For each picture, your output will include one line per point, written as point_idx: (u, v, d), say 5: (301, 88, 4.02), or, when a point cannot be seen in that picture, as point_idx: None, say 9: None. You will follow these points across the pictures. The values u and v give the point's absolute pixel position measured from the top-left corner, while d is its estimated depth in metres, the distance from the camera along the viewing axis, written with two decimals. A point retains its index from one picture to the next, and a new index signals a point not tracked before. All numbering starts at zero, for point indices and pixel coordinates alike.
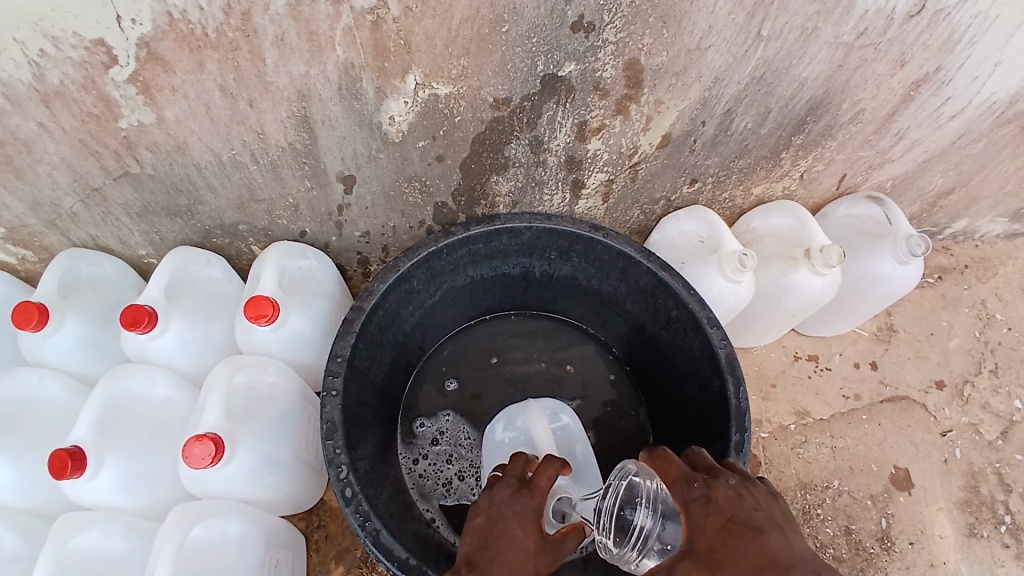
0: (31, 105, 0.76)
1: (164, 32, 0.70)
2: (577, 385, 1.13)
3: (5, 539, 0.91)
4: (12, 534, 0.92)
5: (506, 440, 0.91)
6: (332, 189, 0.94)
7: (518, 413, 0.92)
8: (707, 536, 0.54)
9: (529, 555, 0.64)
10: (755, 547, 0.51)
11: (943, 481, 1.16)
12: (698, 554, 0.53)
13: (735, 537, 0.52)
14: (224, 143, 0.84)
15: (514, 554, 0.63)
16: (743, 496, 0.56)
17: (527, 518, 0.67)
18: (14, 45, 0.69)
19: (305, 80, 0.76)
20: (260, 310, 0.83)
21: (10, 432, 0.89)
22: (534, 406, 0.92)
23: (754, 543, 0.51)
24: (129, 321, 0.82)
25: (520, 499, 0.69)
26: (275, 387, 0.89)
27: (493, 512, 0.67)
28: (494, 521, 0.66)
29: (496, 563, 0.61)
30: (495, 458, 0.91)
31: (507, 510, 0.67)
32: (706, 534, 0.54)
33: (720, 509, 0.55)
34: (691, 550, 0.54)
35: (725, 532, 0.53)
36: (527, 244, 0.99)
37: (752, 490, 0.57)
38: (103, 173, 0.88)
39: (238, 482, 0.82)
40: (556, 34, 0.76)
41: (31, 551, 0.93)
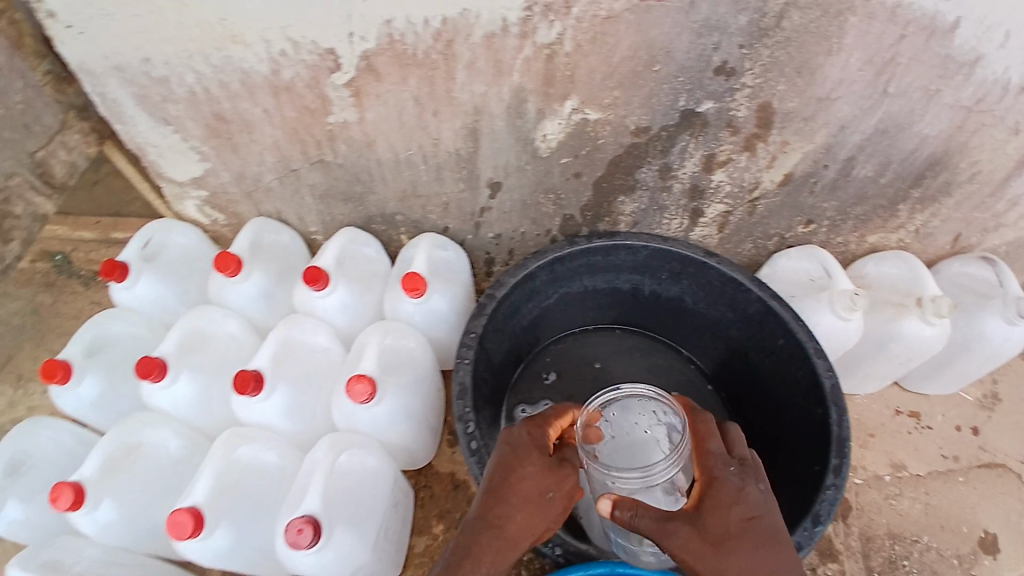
0: (262, 94, 0.96)
1: (383, 49, 0.88)
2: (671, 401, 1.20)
3: (173, 445, 1.03)
4: (178, 441, 1.04)
5: None
6: (480, 193, 1.10)
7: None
8: (724, 518, 0.63)
9: (534, 495, 0.69)
10: (765, 557, 0.60)
11: None
12: (704, 523, 0.63)
13: (749, 535, 0.62)
14: (405, 144, 1.02)
15: (521, 490, 0.70)
16: (765, 498, 0.65)
17: (536, 452, 0.73)
18: (260, 43, 0.89)
19: (484, 97, 0.93)
20: (414, 284, 0.99)
21: (197, 355, 1.05)
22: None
23: (763, 550, 0.61)
24: (310, 278, 1.02)
25: (534, 441, 0.74)
26: (414, 352, 1.03)
27: (504, 450, 0.73)
28: (504, 455, 0.73)
29: (506, 501, 0.69)
30: None
31: (517, 443, 0.73)
32: (726, 518, 0.62)
33: (744, 500, 0.64)
34: (698, 521, 0.63)
35: (743, 527, 0.62)
36: (641, 263, 1.11)
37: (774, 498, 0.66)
38: (303, 158, 1.08)
39: (379, 423, 0.97)
40: (700, 75, 0.88)
41: (190, 458, 1.05)
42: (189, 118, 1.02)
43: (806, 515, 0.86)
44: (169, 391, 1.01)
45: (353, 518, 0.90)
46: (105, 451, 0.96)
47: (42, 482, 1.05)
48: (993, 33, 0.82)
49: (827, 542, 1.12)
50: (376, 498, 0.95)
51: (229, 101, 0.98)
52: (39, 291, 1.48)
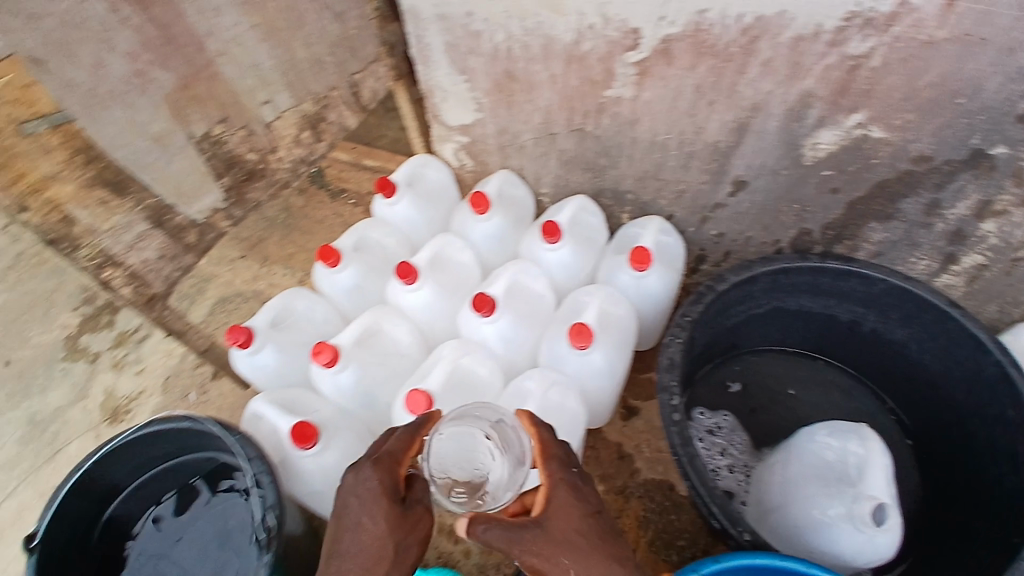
0: (556, 60, 1.08)
1: (686, 35, 0.95)
2: None
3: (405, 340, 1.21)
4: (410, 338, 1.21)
5: (832, 450, 0.98)
6: (720, 188, 1.14)
7: (849, 429, 0.98)
8: (564, 522, 0.74)
9: (385, 534, 0.76)
10: (601, 564, 0.72)
11: None
12: (547, 533, 0.73)
13: (582, 543, 0.73)
14: (667, 128, 1.09)
15: (369, 553, 0.76)
16: (580, 492, 0.77)
17: (382, 495, 0.77)
18: (575, 15, 0.99)
19: (767, 96, 0.96)
20: (641, 258, 1.11)
21: (439, 273, 1.23)
22: (869, 430, 0.97)
23: (601, 563, 0.72)
24: (547, 231, 1.19)
25: (385, 470, 0.79)
26: (624, 318, 1.14)
27: (358, 490, 0.78)
28: (342, 508, 0.78)
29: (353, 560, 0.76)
30: (811, 454, 1.00)
31: (357, 488, 0.79)
32: (565, 526, 0.74)
33: (577, 505, 0.76)
34: (540, 523, 0.74)
35: (576, 532, 0.74)
36: (872, 296, 1.08)
37: (580, 482, 0.78)
38: (565, 124, 1.18)
39: (584, 368, 1.12)
40: (1000, 118, 0.86)
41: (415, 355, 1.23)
42: (483, 70, 1.17)
43: None
44: (416, 295, 1.22)
45: None
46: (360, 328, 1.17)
47: (294, 341, 1.22)
48: None
49: None
50: (570, 436, 1.07)
51: (524, 62, 1.11)
52: None
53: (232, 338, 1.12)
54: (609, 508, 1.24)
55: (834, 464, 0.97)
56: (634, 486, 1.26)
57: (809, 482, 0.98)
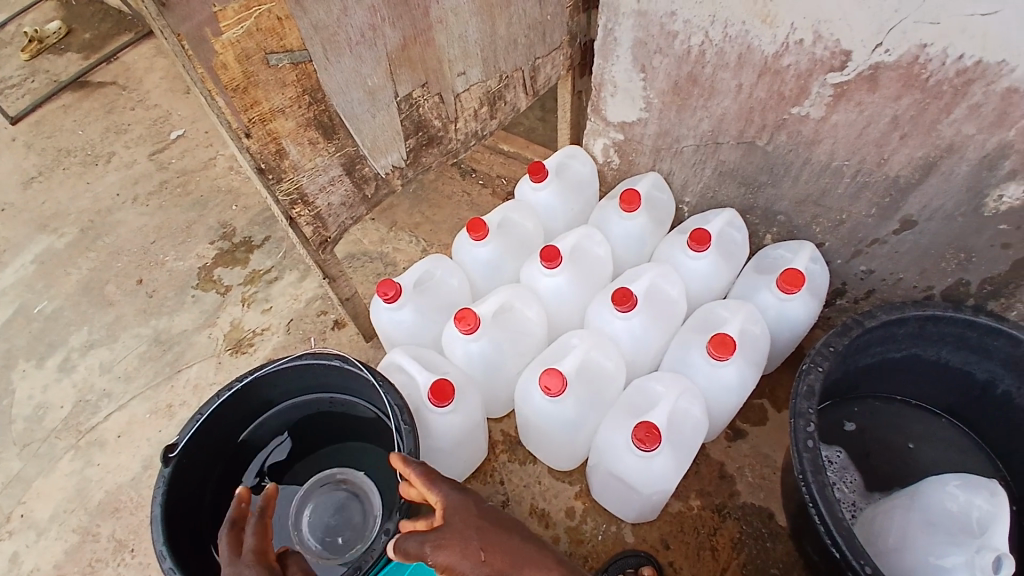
0: (748, 70, 1.09)
1: (899, 66, 0.94)
2: None
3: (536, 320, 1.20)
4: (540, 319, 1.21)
5: (953, 501, 0.95)
6: (885, 224, 1.13)
7: (979, 482, 0.95)
8: (463, 516, 0.73)
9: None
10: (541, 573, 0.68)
11: None
12: (451, 526, 0.72)
13: (516, 565, 0.69)
14: (847, 154, 1.08)
15: None
16: (468, 504, 0.75)
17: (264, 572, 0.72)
18: (785, 27, 1.00)
19: (967, 139, 0.96)
20: (791, 280, 1.10)
21: (577, 262, 1.24)
22: (999, 486, 0.94)
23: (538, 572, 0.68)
24: (695, 237, 1.18)
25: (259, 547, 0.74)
26: (762, 339, 1.11)
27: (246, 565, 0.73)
28: None
29: None
30: (928, 501, 0.98)
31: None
32: (489, 542, 0.70)
33: (484, 525, 0.72)
34: (446, 525, 0.72)
35: (505, 552, 0.70)
36: (1016, 360, 1.07)
37: (468, 497, 0.76)
38: (735, 135, 1.20)
39: (712, 380, 1.10)
40: None
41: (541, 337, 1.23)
42: (664, 70, 1.20)
43: None
44: (551, 278, 1.22)
45: (676, 448, 1.01)
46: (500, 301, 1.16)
47: (432, 303, 1.23)
48: None
49: None
50: (695, 444, 1.04)
51: (713, 68, 1.13)
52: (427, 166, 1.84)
53: (380, 290, 1.15)
54: (702, 525, 1.19)
55: (954, 515, 0.94)
56: (732, 507, 1.20)
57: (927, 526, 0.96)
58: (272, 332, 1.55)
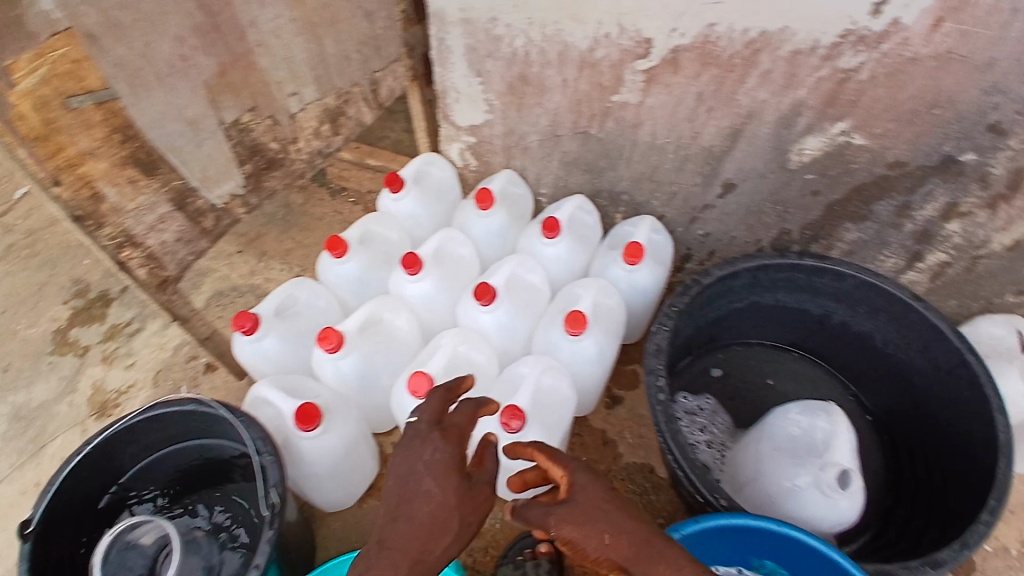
0: (569, 66, 1.14)
1: (693, 47, 1.02)
2: None
3: (406, 328, 1.21)
4: (411, 326, 1.22)
5: (800, 425, 1.04)
6: (710, 190, 1.24)
7: (817, 406, 1.04)
8: (589, 495, 0.65)
9: (453, 504, 0.66)
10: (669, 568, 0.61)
11: None
12: (578, 505, 0.64)
13: (646, 554, 0.62)
14: (667, 133, 1.18)
15: (419, 539, 0.64)
16: (608, 493, 0.65)
17: (442, 505, 0.66)
18: (593, 23, 1.06)
19: (762, 104, 1.04)
20: (633, 253, 1.20)
21: (443, 264, 1.26)
22: (835, 408, 1.04)
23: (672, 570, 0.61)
24: (546, 226, 1.25)
25: (458, 477, 0.68)
26: (617, 310, 1.20)
27: (429, 491, 0.67)
28: (404, 491, 0.67)
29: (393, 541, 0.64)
30: (779, 429, 1.06)
31: (406, 490, 0.67)
32: (621, 535, 0.62)
33: (611, 508, 0.64)
34: (569, 500, 0.64)
35: (639, 546, 0.62)
36: (842, 292, 1.22)
37: (590, 471, 0.67)
38: (571, 126, 1.26)
39: (577, 356, 1.16)
40: (973, 126, 0.96)
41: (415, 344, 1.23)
42: (497, 73, 1.23)
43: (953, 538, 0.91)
44: (416, 285, 1.23)
45: (546, 424, 1.06)
46: (365, 316, 1.17)
47: (298, 328, 1.22)
48: None
49: None
50: (565, 418, 1.11)
51: (539, 66, 1.17)
52: (294, 192, 1.80)
53: (237, 324, 1.13)
54: None
55: (802, 438, 1.03)
56: (617, 470, 1.29)
57: (780, 453, 1.03)
58: (138, 389, 1.46)
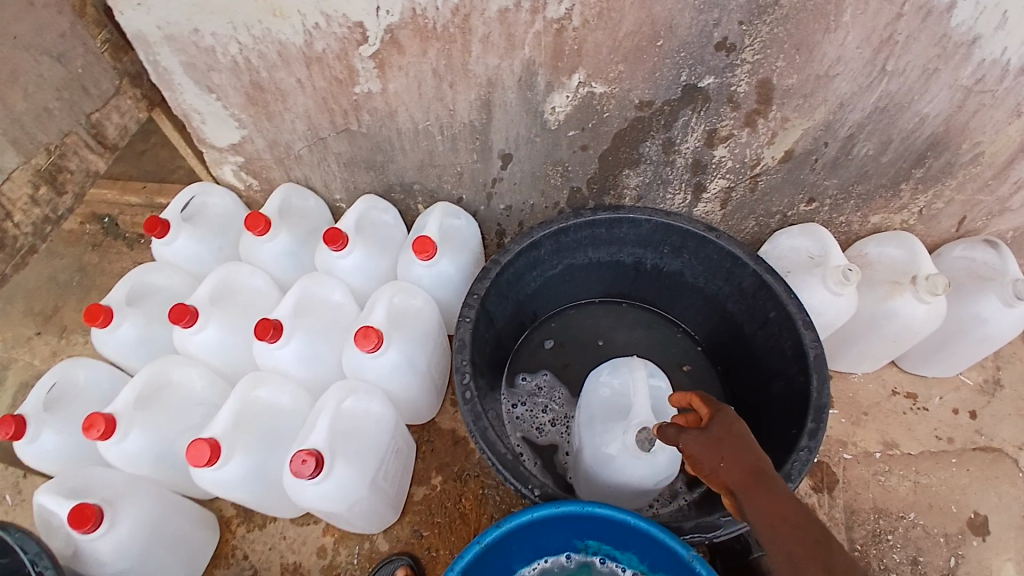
0: (296, 65, 1.04)
1: (405, 23, 0.94)
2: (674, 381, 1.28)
3: (197, 384, 1.14)
4: (202, 381, 1.14)
5: (608, 386, 1.02)
6: (491, 164, 1.18)
7: (622, 363, 1.02)
8: (724, 426, 0.72)
9: None
10: (771, 500, 0.66)
11: (1019, 535, 1.17)
12: (713, 433, 0.72)
13: (757, 482, 0.68)
14: (424, 115, 1.10)
15: None
16: (739, 432, 0.72)
17: None
18: (296, 16, 0.96)
19: (496, 70, 0.99)
20: (424, 247, 1.10)
21: (226, 305, 1.15)
22: (638, 359, 1.01)
23: (771, 497, 0.66)
24: (328, 238, 1.11)
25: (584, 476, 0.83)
26: (422, 311, 1.12)
27: None
28: None
29: None
30: (594, 396, 1.03)
31: None
32: (739, 468, 0.69)
33: (742, 449, 0.70)
34: (708, 429, 0.72)
35: (754, 479, 0.68)
36: (644, 237, 1.19)
37: (735, 425, 0.72)
38: (330, 127, 1.15)
39: (383, 370, 1.06)
40: (701, 50, 0.91)
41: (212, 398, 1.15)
42: (230, 85, 1.11)
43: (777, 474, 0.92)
44: (198, 335, 1.12)
45: (355, 457, 0.98)
46: (140, 384, 1.07)
47: (80, 414, 1.14)
48: (987, 14, 0.84)
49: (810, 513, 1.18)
50: (380, 442, 1.04)
51: (267, 70, 1.06)
52: (87, 251, 1.63)
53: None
54: (448, 497, 1.20)
55: (610, 399, 1.00)
56: (471, 467, 1.22)
57: (595, 418, 1.00)
58: None
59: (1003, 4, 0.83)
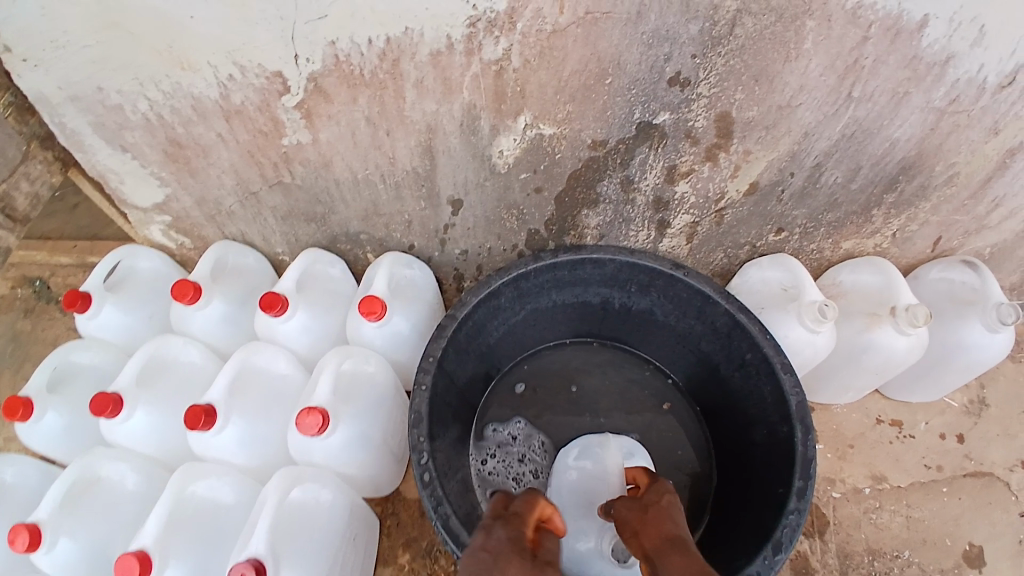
0: (214, 119, 0.94)
1: (329, 70, 0.85)
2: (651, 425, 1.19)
3: (130, 479, 1.04)
4: (135, 476, 1.05)
5: (573, 469, 0.93)
6: (441, 210, 1.09)
7: (590, 445, 0.95)
8: (657, 496, 0.74)
9: None
10: (681, 556, 0.62)
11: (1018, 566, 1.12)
12: (644, 501, 0.73)
13: (671, 544, 0.64)
14: (361, 164, 1.00)
15: None
16: (667, 501, 0.72)
17: None
18: (209, 68, 0.87)
19: (435, 116, 0.90)
20: (371, 307, 0.99)
21: (156, 386, 1.04)
22: (610, 441, 0.95)
23: (681, 556, 0.62)
24: (265, 304, 1.00)
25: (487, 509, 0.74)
26: (375, 377, 1.03)
27: None
28: None
29: None
30: (561, 482, 0.94)
31: None
32: (654, 531, 0.67)
33: (664, 516, 0.70)
34: (641, 498, 0.74)
35: (667, 540, 0.65)
36: (609, 277, 1.10)
37: (664, 495, 0.74)
38: (261, 181, 1.05)
39: (333, 451, 0.96)
40: (653, 86, 0.84)
41: (148, 493, 1.05)
42: (145, 143, 1.00)
43: (767, 542, 0.85)
44: (127, 423, 1.01)
45: (303, 555, 0.89)
46: (65, 486, 0.98)
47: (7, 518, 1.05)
48: (961, 32, 0.79)
49: (803, 560, 1.12)
50: (331, 532, 0.95)
51: (183, 126, 0.96)
52: (19, 317, 1.48)
53: None
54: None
55: (578, 485, 0.91)
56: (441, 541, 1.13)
57: (566, 506, 0.90)
58: None
59: (977, 20, 0.77)
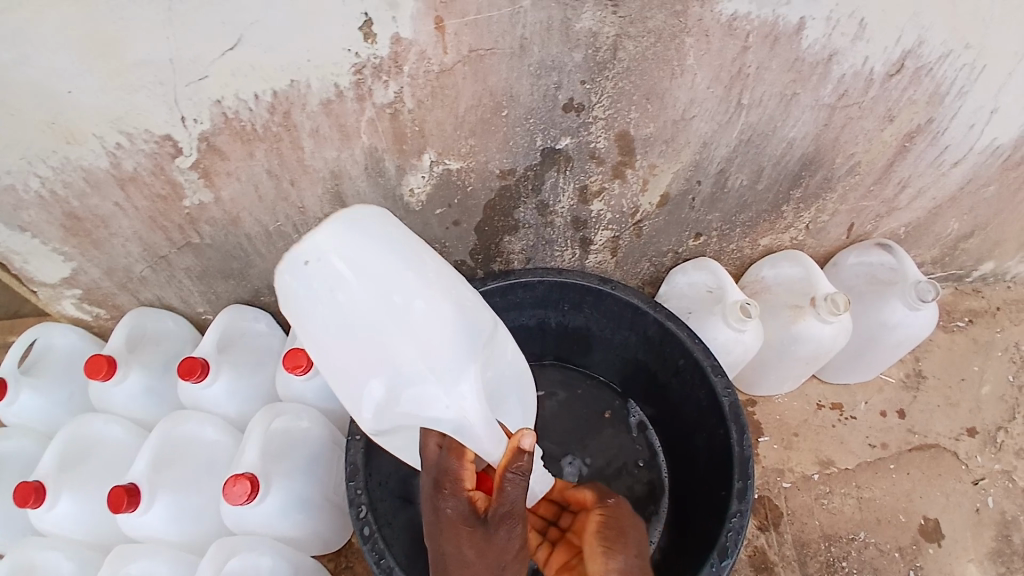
0: (108, 188, 0.90)
1: (220, 128, 0.83)
2: (602, 444, 1.17)
3: (64, 567, 1.00)
4: (69, 563, 1.01)
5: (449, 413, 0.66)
6: None
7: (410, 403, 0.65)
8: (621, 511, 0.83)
9: None
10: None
11: (973, 532, 1.17)
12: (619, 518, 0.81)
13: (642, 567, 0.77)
14: (271, 217, 0.98)
15: None
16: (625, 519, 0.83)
17: None
18: (94, 139, 0.83)
19: (337, 162, 0.89)
20: (296, 361, 0.95)
21: (79, 470, 0.99)
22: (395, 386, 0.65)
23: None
24: (184, 370, 0.95)
25: (433, 494, 0.68)
26: (308, 432, 1.00)
27: None
28: None
29: None
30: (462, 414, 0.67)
31: None
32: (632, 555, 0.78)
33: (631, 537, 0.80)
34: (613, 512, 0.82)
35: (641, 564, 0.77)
36: (541, 297, 1.08)
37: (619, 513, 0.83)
38: (168, 244, 1.01)
39: (268, 515, 0.92)
40: (550, 114, 0.85)
41: None
42: (41, 220, 0.95)
43: (714, 548, 0.85)
44: (52, 513, 0.96)
45: None
46: None
47: None
48: (840, 29, 0.81)
49: (762, 555, 1.13)
50: None
51: (77, 199, 0.92)
52: None
53: None
54: None
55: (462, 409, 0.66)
56: None
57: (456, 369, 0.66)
58: None
59: (856, 15, 0.80)
